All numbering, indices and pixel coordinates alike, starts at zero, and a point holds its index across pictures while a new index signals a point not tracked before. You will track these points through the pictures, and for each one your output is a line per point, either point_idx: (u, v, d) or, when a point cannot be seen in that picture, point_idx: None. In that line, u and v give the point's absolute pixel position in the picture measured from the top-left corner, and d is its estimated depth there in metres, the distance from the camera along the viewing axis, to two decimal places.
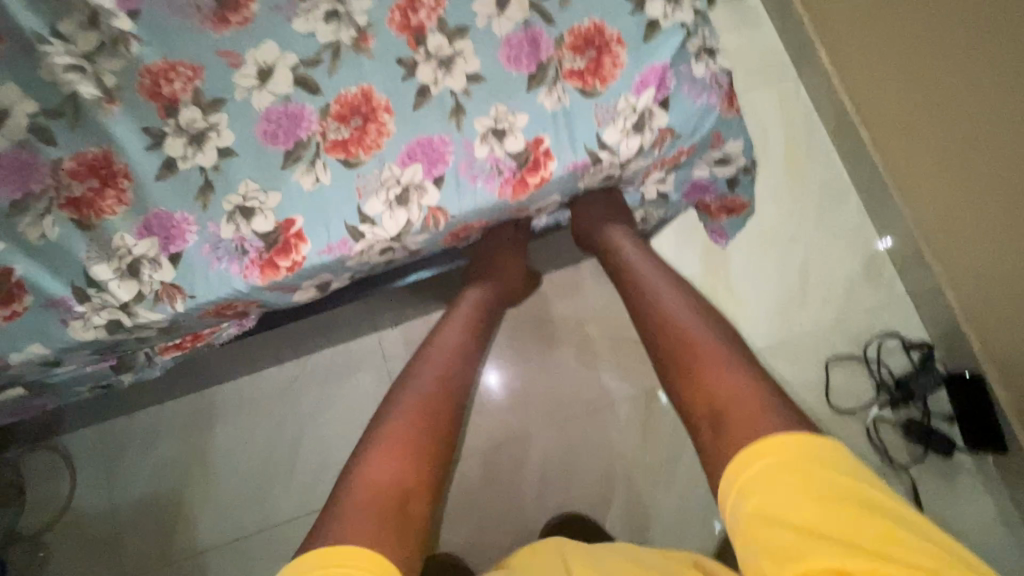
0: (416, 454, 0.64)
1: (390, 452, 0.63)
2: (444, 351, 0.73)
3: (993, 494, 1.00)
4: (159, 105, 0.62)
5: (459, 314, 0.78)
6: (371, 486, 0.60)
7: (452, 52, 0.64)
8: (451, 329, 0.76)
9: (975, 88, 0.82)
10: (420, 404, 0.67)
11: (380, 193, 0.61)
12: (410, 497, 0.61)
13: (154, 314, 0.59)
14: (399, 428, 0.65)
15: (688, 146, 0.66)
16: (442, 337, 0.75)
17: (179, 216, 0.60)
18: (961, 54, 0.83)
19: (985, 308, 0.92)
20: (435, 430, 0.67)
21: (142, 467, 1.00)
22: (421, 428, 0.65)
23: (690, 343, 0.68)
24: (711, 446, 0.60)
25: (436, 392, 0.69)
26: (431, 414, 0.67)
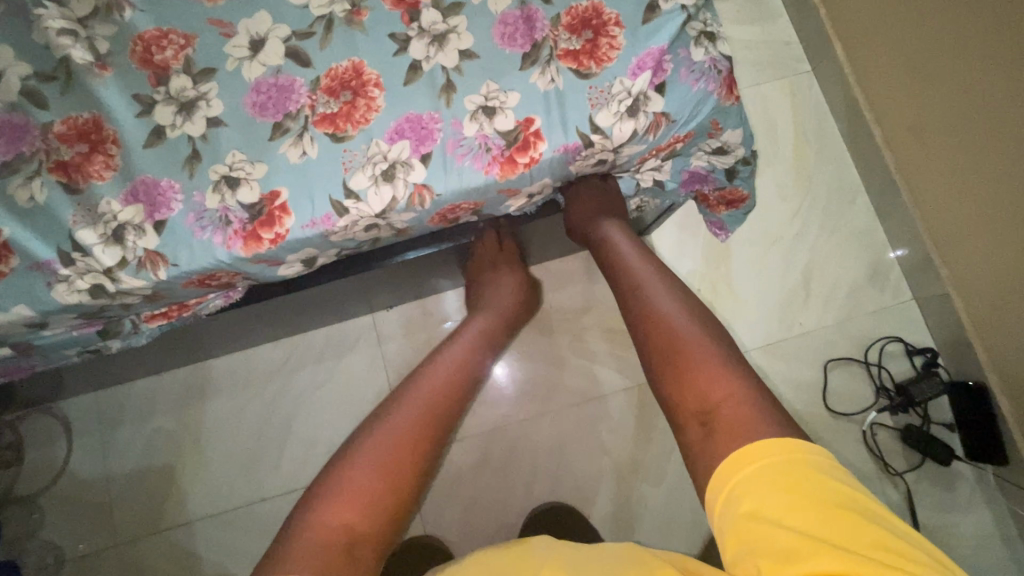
0: (375, 496, 0.58)
1: (348, 490, 0.58)
2: (430, 381, 0.68)
3: (991, 506, 0.98)
4: (150, 73, 0.62)
5: (458, 341, 0.75)
6: (321, 527, 0.55)
7: (446, 28, 0.63)
8: (445, 356, 0.72)
9: (1004, 88, 0.78)
10: (390, 438, 0.62)
11: (366, 168, 0.60)
12: (363, 540, 0.56)
13: (138, 281, 0.59)
14: (361, 469, 0.60)
15: (684, 133, 0.65)
16: (432, 366, 0.70)
17: (166, 184, 0.60)
18: (994, 52, 0.79)
19: (988, 313, 0.90)
20: (403, 470, 0.61)
21: (137, 436, 1.02)
22: (391, 465, 0.60)
23: (676, 336, 0.64)
24: (689, 440, 0.58)
25: (412, 427, 0.63)
26: (401, 453, 0.61)
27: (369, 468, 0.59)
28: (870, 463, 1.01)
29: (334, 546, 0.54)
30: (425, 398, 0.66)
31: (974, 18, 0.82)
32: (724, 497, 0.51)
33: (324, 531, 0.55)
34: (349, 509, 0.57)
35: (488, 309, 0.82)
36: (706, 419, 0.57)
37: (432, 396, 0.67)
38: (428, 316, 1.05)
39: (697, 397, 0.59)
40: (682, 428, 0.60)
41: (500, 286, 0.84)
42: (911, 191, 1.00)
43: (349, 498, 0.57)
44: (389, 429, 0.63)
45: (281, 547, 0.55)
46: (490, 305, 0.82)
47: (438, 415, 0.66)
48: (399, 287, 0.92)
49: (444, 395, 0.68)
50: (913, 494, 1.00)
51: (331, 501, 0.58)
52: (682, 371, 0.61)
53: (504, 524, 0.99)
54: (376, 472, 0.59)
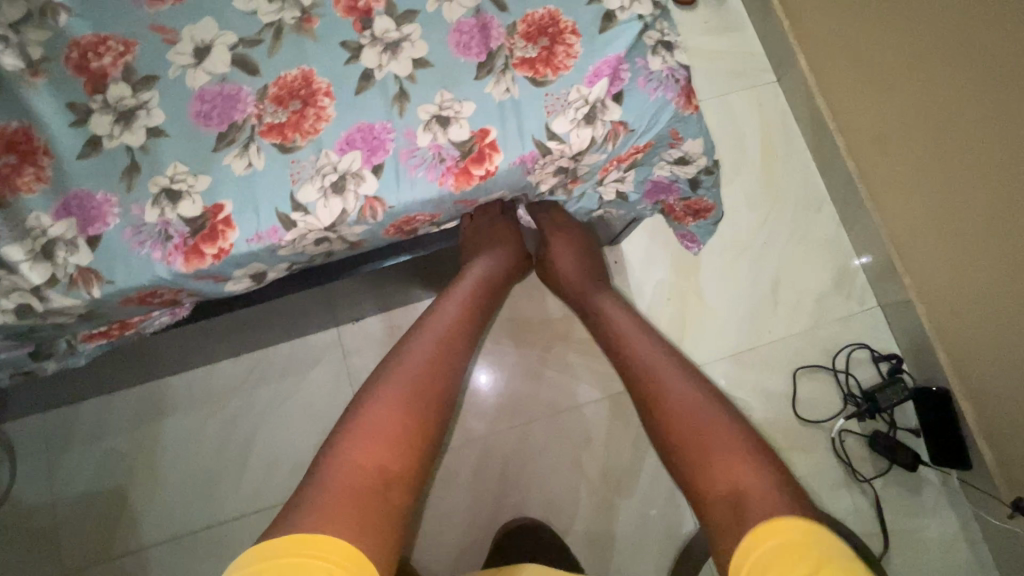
0: (401, 438, 0.58)
1: (375, 433, 0.58)
2: (437, 328, 0.68)
3: (957, 509, 0.99)
4: (87, 81, 0.59)
5: (459, 288, 0.74)
6: (348, 472, 0.55)
7: (399, 36, 0.61)
8: (449, 303, 0.72)
9: (972, 112, 0.78)
10: (407, 381, 0.62)
11: (315, 180, 0.58)
12: (397, 480, 0.56)
13: (69, 299, 0.56)
14: (384, 412, 0.59)
15: (643, 143, 0.64)
16: (437, 314, 0.70)
17: (101, 197, 0.57)
18: (960, 77, 0.78)
19: (951, 318, 0.92)
20: (425, 411, 0.61)
21: (87, 459, 0.97)
22: (414, 407, 0.61)
23: (702, 420, 0.64)
24: (716, 519, 0.57)
25: (427, 371, 0.64)
26: (423, 393, 0.62)
27: (393, 411, 0.59)
28: (839, 470, 1.01)
29: (367, 490, 0.54)
30: (438, 343, 0.67)
31: (937, 38, 0.81)
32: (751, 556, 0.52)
33: (355, 475, 0.55)
34: (378, 453, 0.57)
35: (493, 255, 0.77)
36: (738, 501, 0.56)
37: (441, 343, 0.67)
38: (394, 329, 1.02)
39: (728, 480, 0.58)
40: (710, 510, 0.58)
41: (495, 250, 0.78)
42: (878, 208, 1.02)
43: (375, 442, 0.57)
44: (404, 374, 0.63)
45: (308, 495, 0.53)
46: (495, 253, 0.77)
47: (450, 359, 0.67)
48: (362, 300, 0.89)
49: (453, 343, 0.68)
50: (881, 500, 1.00)
51: (356, 447, 0.57)
52: (713, 459, 0.61)
53: (475, 541, 0.96)
54: (398, 415, 0.59)
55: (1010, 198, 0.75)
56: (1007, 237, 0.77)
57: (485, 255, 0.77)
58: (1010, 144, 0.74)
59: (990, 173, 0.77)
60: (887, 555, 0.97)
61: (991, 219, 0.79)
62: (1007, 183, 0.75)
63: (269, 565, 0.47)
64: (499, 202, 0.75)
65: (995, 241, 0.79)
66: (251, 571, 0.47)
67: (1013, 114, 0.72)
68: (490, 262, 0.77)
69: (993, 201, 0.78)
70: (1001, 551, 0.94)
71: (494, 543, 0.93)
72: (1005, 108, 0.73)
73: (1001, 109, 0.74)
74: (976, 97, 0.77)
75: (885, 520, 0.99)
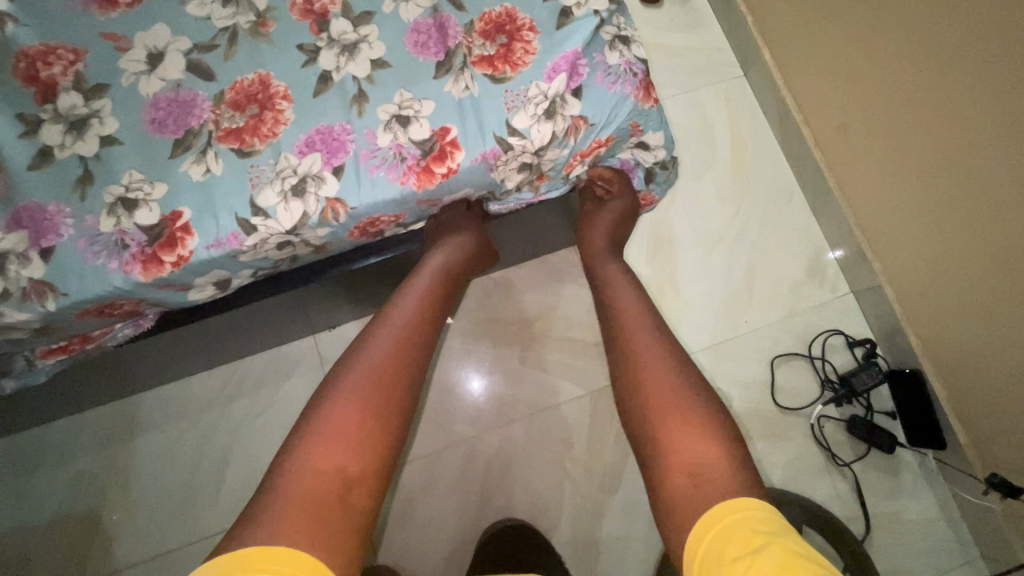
0: (361, 439, 0.58)
1: (333, 436, 0.57)
2: (396, 323, 0.67)
3: (935, 489, 1.00)
4: (36, 91, 0.58)
5: (418, 279, 0.71)
6: (306, 476, 0.54)
7: (356, 37, 0.61)
8: (409, 297, 0.70)
9: (931, 101, 0.79)
10: (366, 380, 0.61)
11: (275, 184, 0.57)
12: (358, 481, 0.56)
13: (23, 313, 0.55)
14: (341, 416, 0.58)
15: (603, 137, 0.65)
16: (396, 308, 0.68)
17: (53, 208, 0.56)
18: (916, 65, 0.80)
19: (921, 301, 0.93)
20: (386, 410, 0.60)
21: (57, 481, 0.94)
22: (373, 408, 0.60)
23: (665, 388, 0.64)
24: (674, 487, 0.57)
25: (385, 368, 0.63)
26: (381, 393, 0.61)
27: (352, 412, 0.59)
28: (819, 456, 1.02)
29: (326, 492, 0.54)
30: (397, 339, 0.66)
31: (897, 28, 0.82)
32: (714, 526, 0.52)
33: (314, 479, 0.54)
34: (335, 455, 0.56)
35: (451, 245, 0.72)
36: (698, 471, 0.57)
37: (400, 339, 0.66)
38: None
39: (689, 451, 0.58)
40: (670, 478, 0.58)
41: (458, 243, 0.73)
42: (847, 198, 1.03)
43: (334, 445, 0.57)
44: (363, 372, 0.62)
45: (267, 503, 0.53)
46: (454, 242, 0.73)
47: (410, 355, 0.65)
48: (336, 306, 0.88)
49: (412, 337, 0.66)
50: (861, 484, 1.01)
51: (314, 451, 0.56)
52: (673, 433, 0.60)
53: (460, 545, 0.95)
54: (357, 417, 0.59)
55: (981, 187, 0.76)
56: (978, 226, 0.78)
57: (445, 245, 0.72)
58: (979, 133, 0.74)
59: (955, 159, 0.78)
60: (869, 537, 0.98)
61: (955, 201, 0.80)
62: (977, 172, 0.76)
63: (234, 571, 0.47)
64: (465, 201, 0.71)
65: (967, 229, 0.80)
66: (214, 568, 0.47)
67: (983, 102, 0.72)
68: (450, 250, 0.72)
69: (964, 191, 0.78)
70: (978, 529, 0.95)
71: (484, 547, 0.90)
72: (976, 97, 0.73)
73: (972, 98, 0.73)
74: (946, 86, 0.77)
75: (866, 504, 1.00)
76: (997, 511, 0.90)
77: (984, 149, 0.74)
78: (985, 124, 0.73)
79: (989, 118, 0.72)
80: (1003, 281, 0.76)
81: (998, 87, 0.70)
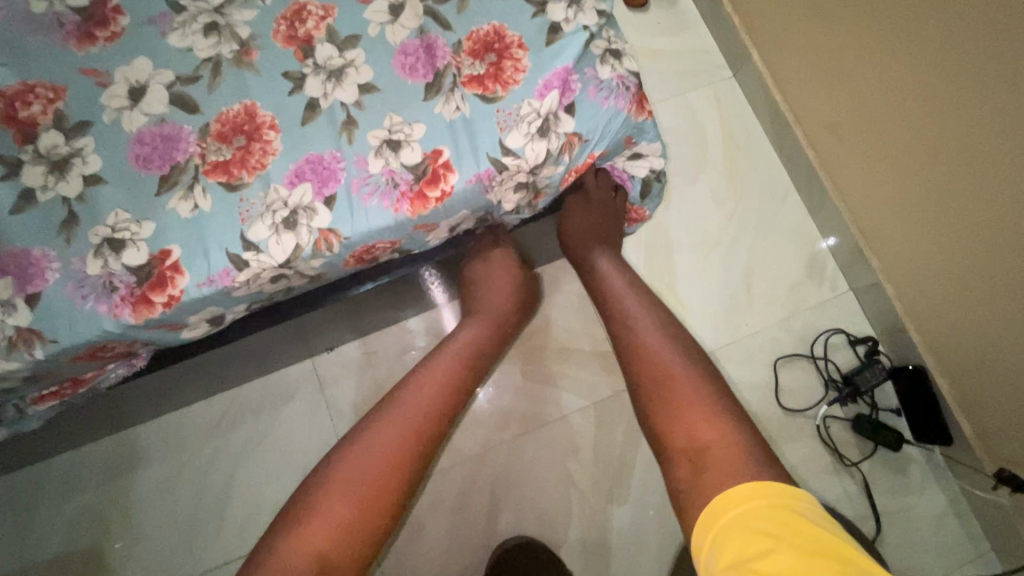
0: (352, 527, 0.60)
1: (324, 515, 0.60)
2: (412, 400, 0.69)
3: (944, 484, 0.99)
4: (16, 131, 0.57)
5: (446, 351, 0.74)
6: (295, 553, 0.58)
7: (343, 62, 0.60)
8: (431, 369, 0.72)
9: (923, 100, 0.79)
10: (369, 465, 0.64)
11: (265, 217, 0.56)
12: (335, 566, 0.59)
13: (11, 363, 0.53)
14: (337, 496, 0.61)
15: (599, 152, 0.63)
16: (416, 378, 0.71)
17: (38, 252, 0.54)
18: (906, 65, 0.80)
19: (920, 298, 0.93)
20: (379, 498, 0.63)
21: (57, 519, 0.92)
22: (366, 491, 0.62)
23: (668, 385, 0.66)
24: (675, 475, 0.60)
25: (390, 454, 0.65)
26: (380, 475, 0.63)
27: (347, 493, 0.61)
28: (827, 457, 1.02)
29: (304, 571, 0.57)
30: (410, 417, 0.67)
31: (886, 28, 0.81)
32: (729, 509, 0.52)
33: (298, 556, 0.58)
34: (321, 537, 0.59)
35: (482, 313, 0.78)
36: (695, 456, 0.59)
37: (413, 418, 0.67)
38: (372, 354, 0.99)
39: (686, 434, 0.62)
40: (670, 464, 0.61)
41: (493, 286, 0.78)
42: (843, 197, 1.02)
43: (326, 529, 0.59)
44: (368, 452, 0.64)
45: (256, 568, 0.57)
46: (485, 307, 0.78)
47: (419, 439, 0.67)
48: (334, 329, 0.87)
49: (425, 419, 0.68)
50: (870, 483, 1.00)
51: (304, 528, 0.60)
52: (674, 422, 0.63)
53: (469, 565, 0.94)
54: (348, 499, 0.61)
55: (979, 186, 0.75)
56: (977, 224, 0.77)
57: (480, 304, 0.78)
58: (976, 131, 0.73)
59: (950, 158, 0.78)
60: (881, 537, 0.97)
61: (953, 199, 0.80)
62: (974, 172, 0.75)
63: None
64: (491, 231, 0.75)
65: (965, 227, 0.79)
66: None
67: (977, 101, 0.72)
68: (481, 321, 0.77)
69: (960, 189, 0.78)
70: (988, 523, 0.95)
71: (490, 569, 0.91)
72: (969, 94, 0.72)
73: (969, 95, 0.72)
74: (939, 84, 0.76)
75: (876, 503, 0.99)
76: (1006, 504, 0.90)
77: (979, 148, 0.73)
78: (980, 121, 0.72)
79: (983, 116, 0.72)
80: (1005, 277, 0.76)
81: (996, 85, 0.69)
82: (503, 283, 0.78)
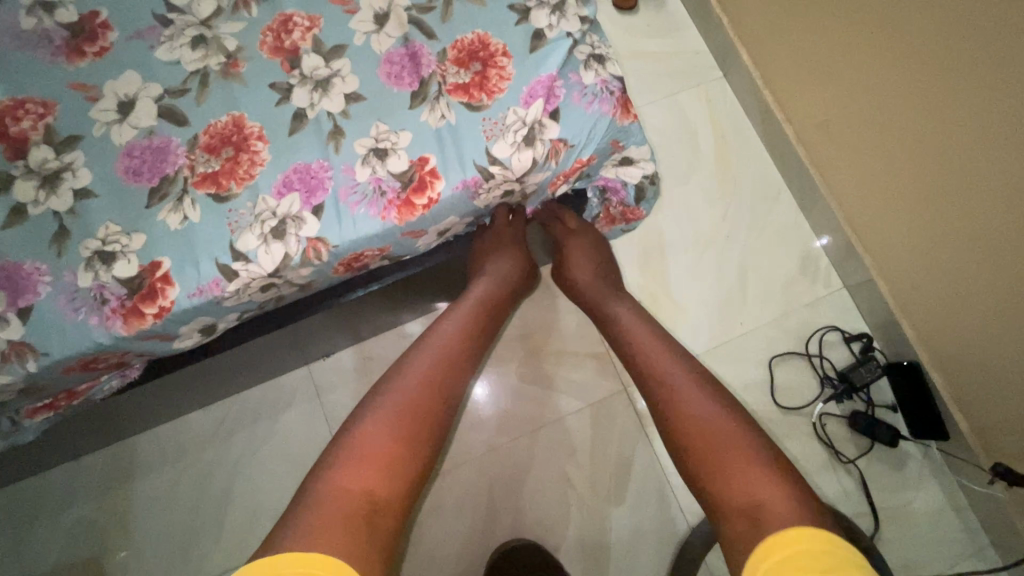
0: (393, 463, 0.57)
1: (369, 454, 0.56)
2: (434, 347, 0.67)
3: (941, 480, 0.99)
4: (6, 147, 0.57)
5: (461, 306, 0.73)
6: (336, 495, 0.53)
7: (329, 72, 0.61)
8: (449, 321, 0.71)
9: (911, 94, 0.79)
10: (399, 406, 0.60)
11: (254, 227, 0.56)
12: (388, 501, 0.54)
13: (4, 377, 0.54)
14: (377, 434, 0.58)
15: (585, 157, 0.64)
16: (435, 331, 0.70)
17: (30, 266, 0.55)
18: (894, 61, 0.80)
19: (913, 291, 0.93)
20: (416, 439, 0.59)
21: (56, 529, 0.93)
22: (409, 427, 0.59)
23: (712, 430, 0.60)
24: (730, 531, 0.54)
25: (419, 399, 0.62)
26: (419, 414, 0.61)
27: (388, 431, 0.58)
28: (823, 454, 1.02)
29: (359, 507, 0.52)
30: (436, 361, 0.66)
31: (873, 23, 0.82)
32: (777, 554, 0.49)
33: (347, 496, 0.53)
34: (369, 475, 0.55)
35: (491, 274, 0.76)
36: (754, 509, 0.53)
37: (440, 362, 0.66)
38: (368, 360, 0.99)
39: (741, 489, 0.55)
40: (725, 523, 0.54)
41: (506, 262, 0.77)
42: (835, 194, 1.03)
43: (367, 467, 0.55)
44: (401, 394, 0.62)
45: (299, 514, 0.51)
46: (498, 270, 0.76)
47: (444, 384, 0.65)
48: (329, 336, 0.87)
49: (448, 369, 0.66)
50: (867, 481, 1.00)
51: (348, 469, 0.55)
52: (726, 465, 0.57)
53: (468, 568, 0.94)
54: (391, 436, 0.58)
55: (974, 180, 0.75)
56: (972, 218, 0.77)
57: (489, 270, 0.76)
58: (966, 124, 0.73)
59: (939, 151, 0.78)
60: (879, 533, 0.97)
61: (944, 192, 0.80)
62: (968, 164, 0.75)
63: (278, 559, 0.46)
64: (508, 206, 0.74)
65: (957, 220, 0.79)
66: (265, 564, 0.46)
67: (966, 93, 0.72)
68: (491, 281, 0.76)
69: (950, 183, 0.78)
70: (986, 518, 0.95)
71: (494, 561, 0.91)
72: (957, 86, 0.73)
73: (957, 88, 0.73)
74: (933, 79, 0.75)
75: (873, 499, 0.99)
76: (1003, 499, 0.90)
77: (969, 140, 0.73)
78: (971, 113, 0.72)
79: (971, 108, 0.72)
80: (998, 269, 0.76)
81: (986, 76, 0.69)
82: (514, 261, 0.77)
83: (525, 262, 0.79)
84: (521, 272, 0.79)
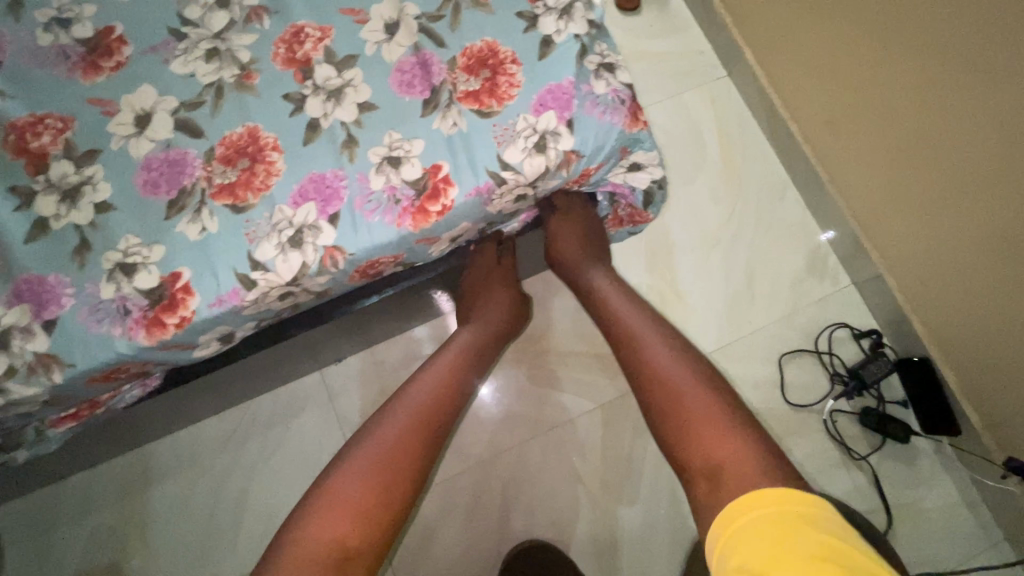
0: (373, 510, 0.58)
1: (340, 505, 0.57)
2: (419, 391, 0.68)
3: (953, 475, 0.99)
4: (27, 162, 0.58)
5: (449, 350, 0.74)
6: (308, 546, 0.55)
7: (341, 82, 0.61)
8: (435, 365, 0.72)
9: (915, 90, 0.80)
10: (376, 455, 0.61)
11: (271, 236, 0.57)
12: (357, 554, 0.55)
13: (30, 388, 0.55)
14: (350, 484, 0.59)
15: (595, 165, 0.64)
16: (422, 375, 0.70)
17: (53, 279, 0.56)
18: (896, 58, 0.81)
19: (921, 287, 0.93)
20: (390, 487, 0.59)
21: (75, 537, 0.94)
22: (383, 476, 0.60)
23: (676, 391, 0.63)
24: (698, 495, 0.56)
25: (397, 446, 0.62)
26: (395, 462, 0.61)
27: (362, 481, 0.59)
28: (835, 451, 1.02)
29: (326, 561, 0.54)
30: (419, 406, 0.66)
31: (875, 21, 0.82)
32: (759, 507, 0.49)
33: (316, 548, 0.55)
34: (339, 527, 0.56)
35: (477, 321, 0.78)
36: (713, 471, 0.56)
37: (422, 407, 0.66)
38: (379, 364, 1.00)
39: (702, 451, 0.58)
40: (692, 484, 0.58)
41: (492, 305, 0.80)
42: (841, 191, 1.03)
43: (340, 518, 0.56)
44: (380, 441, 0.62)
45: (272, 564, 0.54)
46: (483, 317, 0.78)
47: (426, 430, 0.65)
48: (341, 342, 0.88)
49: (430, 413, 0.66)
50: (879, 477, 1.00)
51: (320, 519, 0.57)
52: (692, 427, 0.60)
53: (482, 569, 0.95)
54: (364, 486, 0.59)
55: (981, 175, 0.75)
56: (978, 213, 0.77)
57: (475, 319, 0.78)
58: (970, 120, 0.74)
59: (945, 147, 0.79)
60: (892, 529, 0.98)
61: (950, 187, 0.80)
62: (973, 158, 0.75)
63: None
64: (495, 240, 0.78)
65: (963, 214, 0.80)
66: None
67: (969, 88, 0.72)
68: (476, 328, 0.78)
69: (956, 178, 0.79)
70: (999, 512, 0.95)
71: (516, 554, 0.92)
72: (960, 82, 0.73)
73: (960, 84, 0.73)
74: (936, 76, 0.76)
75: (886, 495, 1.00)
76: (1016, 493, 0.90)
77: (974, 134, 0.74)
78: (975, 109, 0.73)
79: (975, 104, 0.72)
80: (1006, 262, 0.76)
81: (989, 71, 0.69)
82: (501, 296, 0.80)
83: (514, 298, 0.82)
84: (507, 313, 0.81)
